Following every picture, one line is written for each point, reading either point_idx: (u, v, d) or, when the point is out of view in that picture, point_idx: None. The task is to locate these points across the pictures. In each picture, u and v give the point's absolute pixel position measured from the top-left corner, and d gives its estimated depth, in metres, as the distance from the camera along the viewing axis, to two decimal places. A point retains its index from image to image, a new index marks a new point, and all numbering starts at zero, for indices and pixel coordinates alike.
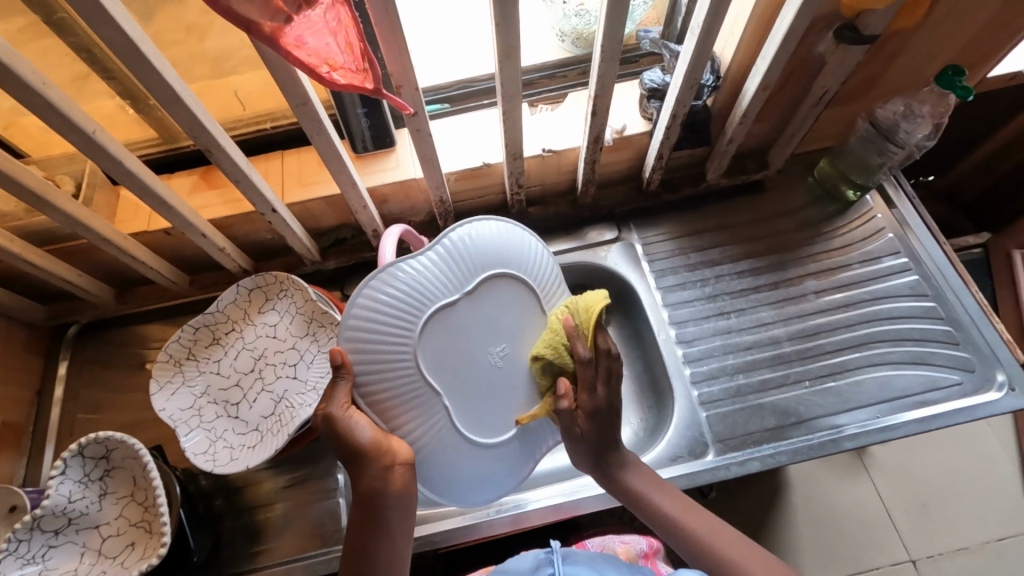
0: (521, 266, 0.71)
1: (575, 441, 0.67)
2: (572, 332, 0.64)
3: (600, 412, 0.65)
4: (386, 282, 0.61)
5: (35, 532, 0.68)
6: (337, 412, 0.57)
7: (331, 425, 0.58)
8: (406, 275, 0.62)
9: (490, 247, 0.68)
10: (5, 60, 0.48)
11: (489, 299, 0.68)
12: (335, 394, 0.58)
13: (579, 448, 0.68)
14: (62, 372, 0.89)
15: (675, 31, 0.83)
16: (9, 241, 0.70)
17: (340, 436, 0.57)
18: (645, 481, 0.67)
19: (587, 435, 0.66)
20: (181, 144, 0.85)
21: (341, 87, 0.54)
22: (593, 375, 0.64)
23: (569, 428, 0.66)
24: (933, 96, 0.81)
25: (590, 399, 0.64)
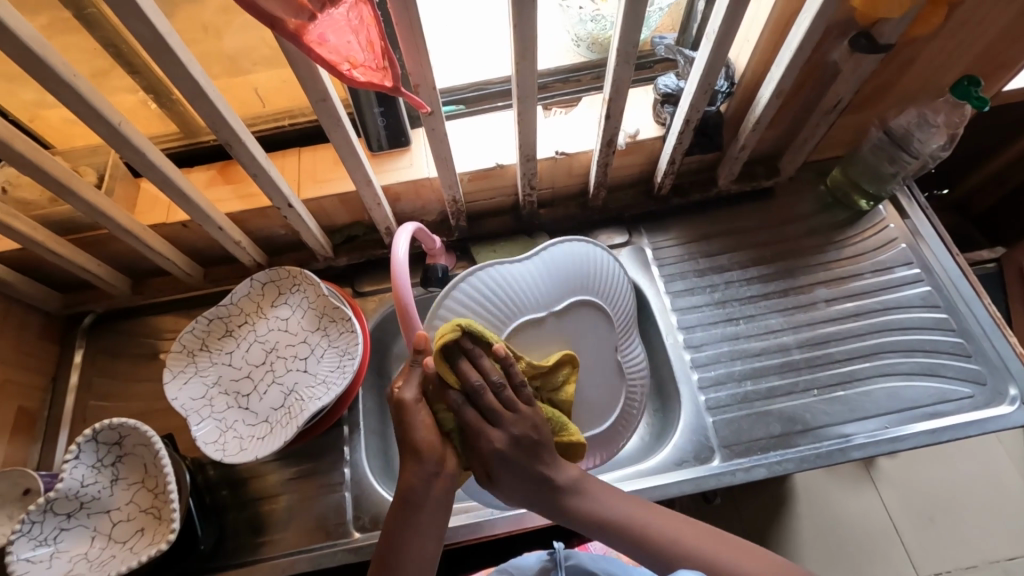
0: (605, 295, 0.76)
1: (497, 487, 0.62)
2: (438, 387, 0.59)
3: (504, 455, 0.60)
4: (480, 285, 0.68)
5: (48, 514, 0.69)
6: (413, 401, 0.59)
7: (403, 412, 0.59)
8: (497, 283, 0.69)
9: (580, 270, 0.74)
10: (36, 50, 0.49)
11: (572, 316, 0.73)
12: (412, 380, 0.60)
13: (504, 493, 0.62)
14: (77, 360, 0.91)
15: (689, 39, 0.84)
16: (32, 229, 0.72)
17: (408, 423, 0.58)
18: (592, 492, 0.63)
19: (504, 481, 0.61)
20: (200, 139, 0.87)
21: (360, 84, 0.55)
22: (473, 420, 0.59)
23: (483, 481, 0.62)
24: (947, 107, 0.80)
25: (486, 447, 0.59)
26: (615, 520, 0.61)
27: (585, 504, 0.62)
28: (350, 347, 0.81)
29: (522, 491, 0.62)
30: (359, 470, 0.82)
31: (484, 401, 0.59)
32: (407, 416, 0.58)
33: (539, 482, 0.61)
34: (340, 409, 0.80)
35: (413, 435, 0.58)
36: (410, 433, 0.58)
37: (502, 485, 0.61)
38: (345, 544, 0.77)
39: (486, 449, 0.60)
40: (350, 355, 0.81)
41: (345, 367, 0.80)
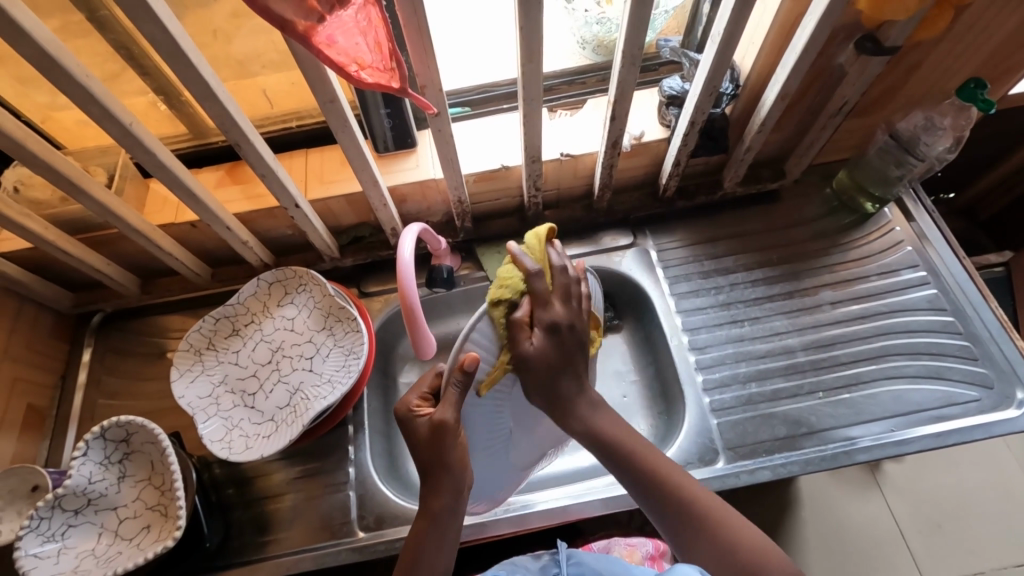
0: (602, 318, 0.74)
1: (530, 368, 0.61)
2: (519, 254, 0.62)
3: (558, 328, 0.62)
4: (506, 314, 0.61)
5: (57, 511, 0.70)
6: (452, 422, 0.59)
7: (441, 434, 0.59)
8: None
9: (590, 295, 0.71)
10: (50, 51, 0.50)
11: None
12: (449, 402, 0.58)
13: (535, 377, 0.62)
14: (86, 358, 0.92)
15: (695, 41, 0.84)
16: (44, 228, 0.73)
17: (444, 444, 0.59)
18: (607, 425, 0.66)
19: (546, 357, 0.61)
20: (209, 140, 0.88)
21: (368, 86, 0.56)
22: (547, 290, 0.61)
23: (523, 351, 0.60)
24: (953, 109, 0.81)
25: (547, 313, 0.61)
26: (630, 456, 0.65)
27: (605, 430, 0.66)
28: (356, 346, 0.82)
29: (543, 385, 0.63)
30: (364, 470, 0.82)
31: (560, 283, 0.63)
32: (446, 438, 0.59)
33: (555, 395, 0.64)
34: (345, 409, 0.81)
35: (447, 455, 0.59)
36: (443, 453, 0.59)
37: (542, 360, 0.61)
38: (350, 543, 0.77)
39: (544, 317, 0.61)
40: (355, 355, 0.82)
41: (350, 367, 0.81)
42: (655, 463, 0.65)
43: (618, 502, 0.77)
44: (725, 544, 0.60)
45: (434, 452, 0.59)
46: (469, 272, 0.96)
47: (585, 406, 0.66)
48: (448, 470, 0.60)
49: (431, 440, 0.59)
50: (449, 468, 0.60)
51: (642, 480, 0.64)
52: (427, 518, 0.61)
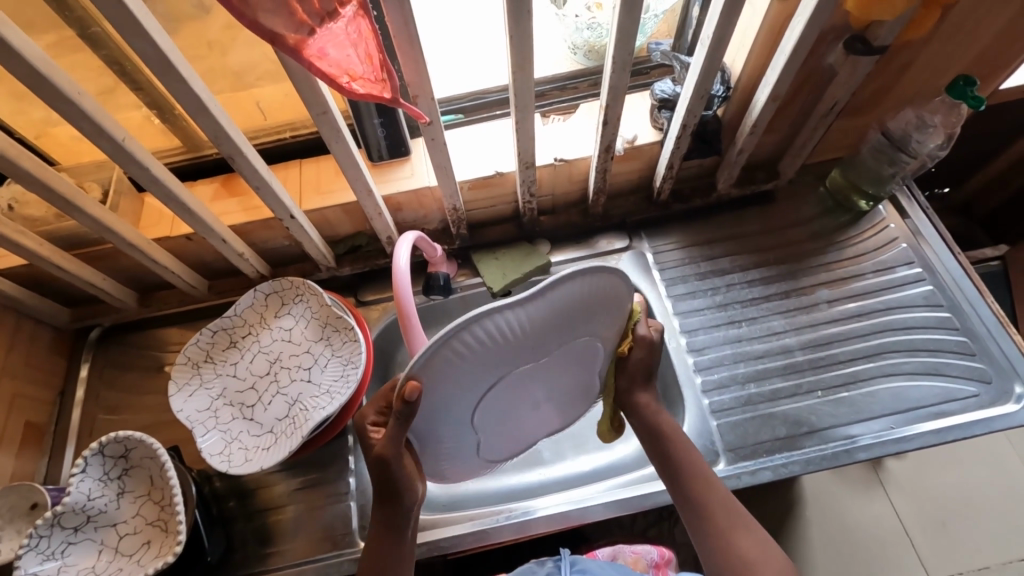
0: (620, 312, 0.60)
1: (641, 351, 0.67)
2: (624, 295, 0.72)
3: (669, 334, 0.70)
4: (467, 338, 0.51)
5: (56, 529, 0.70)
6: (394, 455, 0.58)
7: (384, 463, 0.59)
8: (493, 331, 0.52)
9: (602, 297, 0.56)
10: (41, 70, 0.50)
11: (569, 355, 0.61)
12: (390, 436, 0.57)
13: (640, 360, 0.68)
14: (84, 374, 0.92)
15: (685, 44, 0.84)
16: (39, 244, 0.73)
17: (392, 471, 0.60)
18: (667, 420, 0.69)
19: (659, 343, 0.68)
20: (204, 153, 0.88)
21: (360, 96, 0.56)
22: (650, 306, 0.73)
23: (650, 338, 0.67)
24: (944, 107, 0.81)
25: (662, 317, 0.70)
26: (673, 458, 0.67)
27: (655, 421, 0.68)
28: (353, 356, 0.81)
29: (641, 368, 0.68)
30: (364, 480, 0.82)
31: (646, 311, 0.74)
32: (389, 468, 0.59)
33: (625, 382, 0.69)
34: (345, 419, 0.80)
35: (398, 481, 0.61)
36: (394, 481, 0.60)
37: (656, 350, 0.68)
38: (352, 554, 0.77)
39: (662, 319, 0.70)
40: (353, 364, 0.81)
41: (348, 377, 0.80)
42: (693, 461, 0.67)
43: (621, 505, 0.76)
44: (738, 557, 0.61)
45: (384, 479, 0.60)
46: (466, 279, 0.96)
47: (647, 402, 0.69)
48: (402, 498, 0.62)
49: (374, 468, 0.59)
50: (400, 493, 0.61)
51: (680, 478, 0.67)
52: (385, 539, 0.63)
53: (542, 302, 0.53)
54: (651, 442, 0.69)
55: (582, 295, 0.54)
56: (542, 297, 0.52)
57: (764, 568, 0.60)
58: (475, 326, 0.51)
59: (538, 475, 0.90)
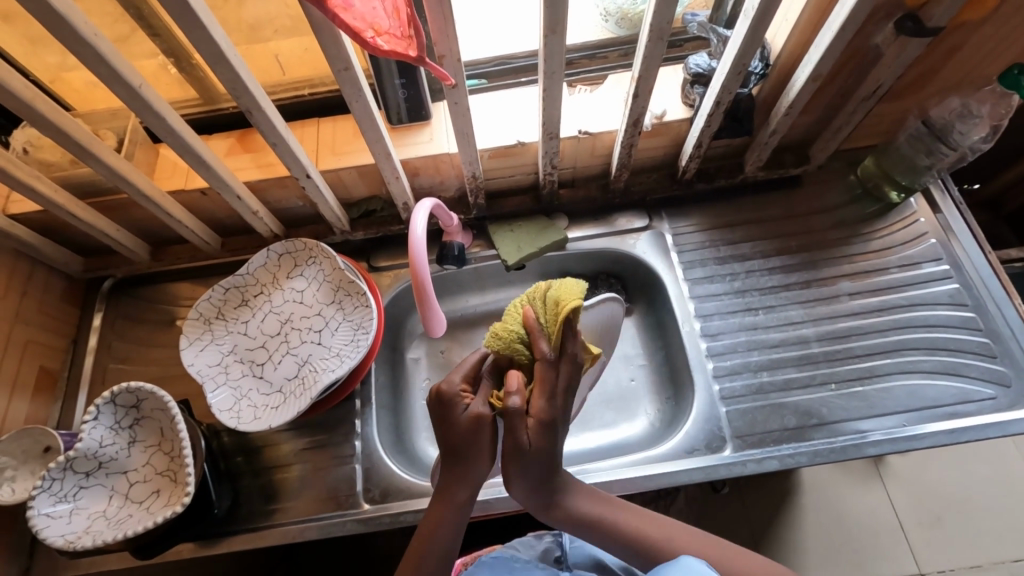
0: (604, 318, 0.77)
1: (513, 458, 0.56)
2: (534, 330, 0.57)
3: (556, 424, 0.56)
4: None
5: (68, 472, 0.71)
6: (489, 417, 0.59)
7: (477, 427, 0.58)
8: None
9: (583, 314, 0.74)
10: (58, 9, 0.48)
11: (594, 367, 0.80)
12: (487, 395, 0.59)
13: (511, 466, 0.56)
14: (96, 323, 0.92)
15: (724, 16, 0.80)
16: (54, 191, 0.72)
17: (479, 437, 0.58)
18: (592, 506, 0.62)
19: (525, 451, 0.55)
20: (220, 106, 0.86)
21: (384, 52, 0.53)
22: (554, 378, 0.56)
23: (516, 443, 0.54)
24: (994, 97, 0.77)
25: (544, 410, 0.55)
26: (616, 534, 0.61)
27: (582, 505, 0.62)
28: (364, 321, 0.81)
29: (529, 472, 0.57)
30: (370, 444, 0.83)
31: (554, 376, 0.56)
32: (482, 433, 0.58)
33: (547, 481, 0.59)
34: (353, 383, 0.81)
35: (480, 448, 0.59)
36: (477, 446, 0.59)
37: (530, 455, 0.56)
38: (355, 515, 0.78)
39: (540, 414, 0.55)
40: (364, 329, 0.81)
41: (359, 342, 0.80)
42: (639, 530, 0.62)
43: (623, 485, 0.77)
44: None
45: (467, 446, 0.59)
46: (480, 250, 0.94)
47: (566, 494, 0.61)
48: (471, 463, 0.59)
49: (467, 433, 0.58)
50: (476, 459, 0.59)
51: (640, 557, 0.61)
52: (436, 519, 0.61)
53: None
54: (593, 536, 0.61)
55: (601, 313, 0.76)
56: None
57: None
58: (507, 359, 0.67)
59: None
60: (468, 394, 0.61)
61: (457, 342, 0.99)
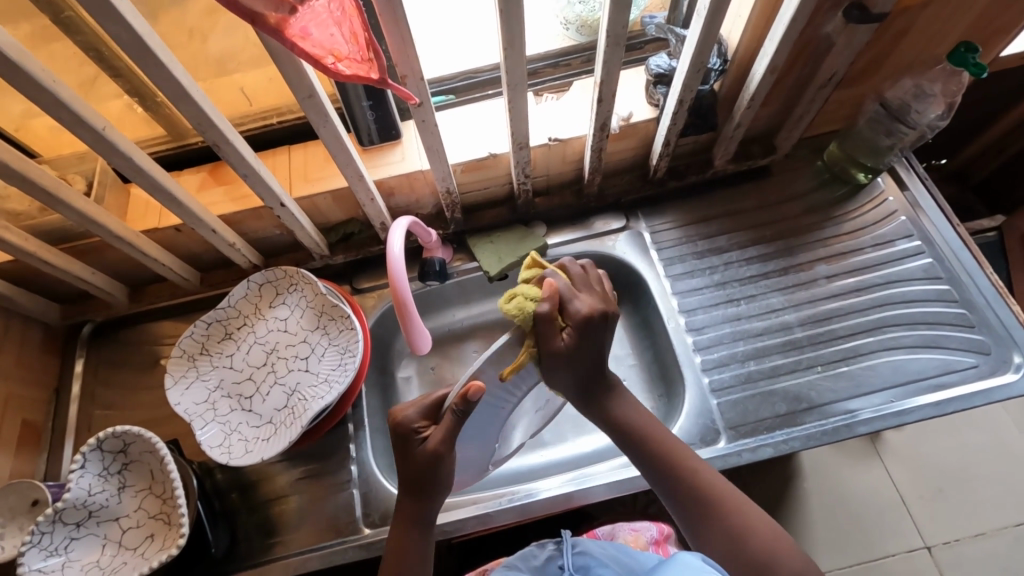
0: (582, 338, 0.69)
1: (559, 363, 0.62)
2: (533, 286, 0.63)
3: (590, 327, 0.63)
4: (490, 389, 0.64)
5: (57, 525, 0.69)
6: (446, 451, 0.62)
7: (437, 460, 0.62)
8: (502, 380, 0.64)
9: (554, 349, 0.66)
10: (13, 58, 0.48)
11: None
12: (443, 433, 0.62)
13: (559, 369, 0.64)
14: (78, 370, 0.91)
15: (680, 16, 0.82)
16: (23, 239, 0.71)
17: (439, 468, 0.63)
18: (631, 415, 0.69)
19: (574, 349, 0.63)
20: (188, 141, 0.86)
21: (346, 77, 0.54)
22: (580, 297, 0.64)
23: (559, 349, 0.61)
24: (944, 75, 0.80)
25: (576, 315, 0.62)
26: (643, 440, 0.67)
27: (618, 410, 0.68)
28: (350, 344, 0.80)
29: (575, 370, 0.65)
30: (366, 468, 0.82)
31: (572, 302, 0.63)
32: (438, 465, 0.62)
33: (593, 371, 0.66)
34: (344, 408, 0.80)
35: (439, 478, 0.63)
36: (436, 480, 0.63)
37: (569, 356, 0.62)
38: (356, 541, 0.77)
39: (575, 316, 0.63)
40: (351, 353, 0.80)
41: (346, 366, 0.80)
42: (667, 445, 0.67)
43: (621, 486, 0.76)
44: (731, 527, 0.63)
45: (427, 475, 0.63)
46: (462, 263, 0.95)
47: (607, 395, 0.69)
48: (433, 496, 0.65)
49: (423, 465, 0.62)
50: (437, 488, 0.65)
51: (659, 466, 0.67)
52: (409, 531, 0.66)
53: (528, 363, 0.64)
54: (619, 435, 0.68)
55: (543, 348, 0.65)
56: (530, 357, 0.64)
57: (757, 538, 0.62)
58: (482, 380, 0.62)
59: (539, 458, 0.90)
60: (427, 425, 0.64)
61: (448, 357, 0.99)
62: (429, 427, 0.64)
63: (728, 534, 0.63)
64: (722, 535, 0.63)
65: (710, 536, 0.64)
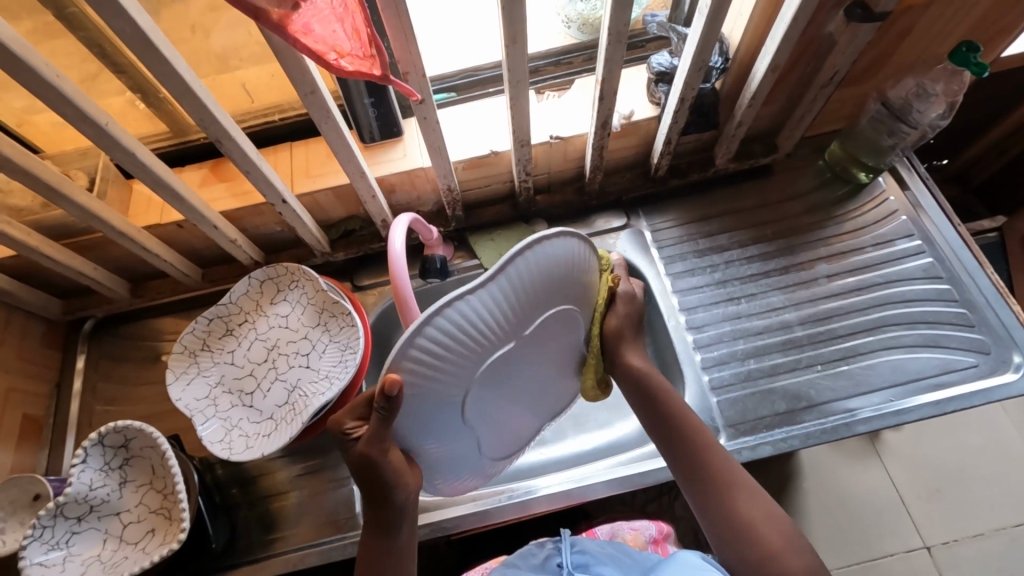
0: (579, 280, 0.58)
1: (631, 306, 0.67)
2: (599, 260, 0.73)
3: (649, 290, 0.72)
4: (448, 333, 0.50)
5: (59, 519, 0.70)
6: (375, 454, 0.53)
7: (371, 465, 0.54)
8: (469, 323, 0.50)
9: (555, 273, 0.54)
10: (17, 52, 0.48)
11: (549, 327, 0.59)
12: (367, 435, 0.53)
13: (628, 316, 0.67)
14: (80, 365, 0.91)
15: (682, 15, 0.82)
16: (26, 235, 0.72)
17: (378, 470, 0.54)
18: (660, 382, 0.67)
19: (639, 300, 0.69)
20: (191, 138, 0.86)
21: (348, 74, 0.55)
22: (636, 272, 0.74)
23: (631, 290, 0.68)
24: (946, 74, 0.80)
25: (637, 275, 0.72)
26: (663, 412, 0.66)
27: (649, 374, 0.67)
28: (351, 340, 0.80)
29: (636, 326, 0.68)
30: None
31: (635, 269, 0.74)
32: (373, 469, 0.54)
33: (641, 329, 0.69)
34: None
35: (386, 481, 0.55)
36: (382, 480, 0.55)
37: (639, 302, 0.68)
38: (355, 537, 0.77)
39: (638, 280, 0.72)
40: (352, 350, 0.80)
41: (347, 362, 0.79)
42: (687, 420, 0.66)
43: (621, 483, 0.77)
44: (735, 512, 0.61)
45: (371, 480, 0.55)
46: (462, 261, 0.95)
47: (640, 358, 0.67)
48: (391, 503, 0.57)
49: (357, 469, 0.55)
50: (389, 492, 0.56)
51: (676, 438, 0.66)
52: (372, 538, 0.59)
53: (506, 289, 0.51)
54: (639, 400, 0.67)
55: (544, 270, 0.53)
56: (510, 280, 0.51)
57: (761, 527, 0.60)
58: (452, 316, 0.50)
59: (539, 456, 0.90)
60: (360, 425, 0.58)
61: None
62: (362, 427, 0.58)
63: (732, 517, 0.61)
64: (726, 517, 0.61)
65: (715, 516, 0.62)
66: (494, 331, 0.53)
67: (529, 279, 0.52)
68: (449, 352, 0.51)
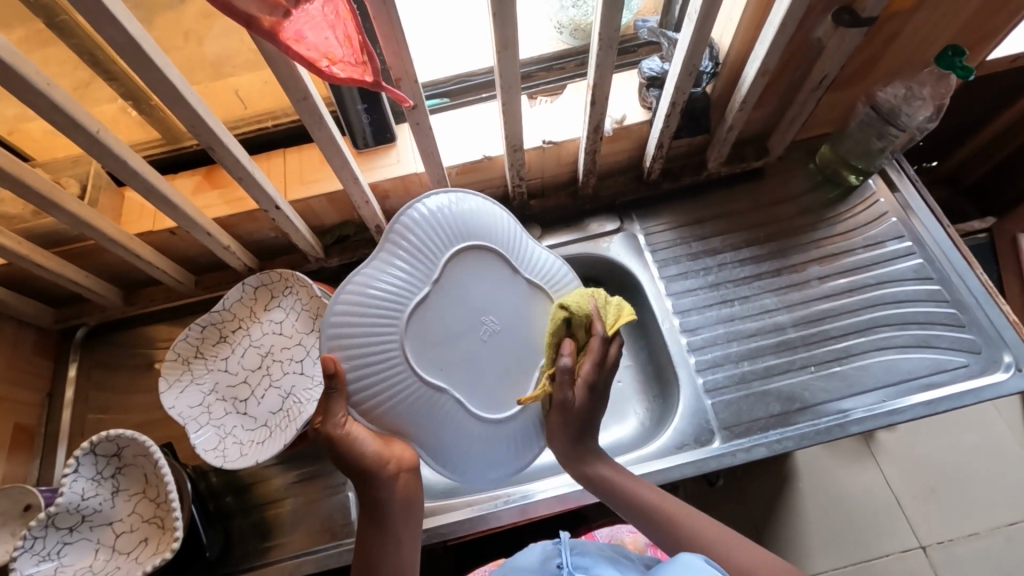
0: (463, 230, 0.71)
1: (564, 416, 0.63)
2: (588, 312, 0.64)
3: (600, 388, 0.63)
4: (367, 298, 0.64)
5: (50, 530, 0.69)
6: (336, 429, 0.59)
7: (337, 443, 0.59)
8: (377, 287, 0.65)
9: (435, 228, 0.70)
10: (8, 60, 0.48)
11: (458, 280, 0.71)
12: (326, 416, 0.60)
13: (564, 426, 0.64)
14: (72, 374, 0.91)
15: (672, 21, 0.83)
16: (17, 243, 0.71)
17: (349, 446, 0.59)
18: (615, 472, 0.65)
19: (579, 405, 0.63)
20: (183, 144, 0.86)
21: (341, 80, 0.55)
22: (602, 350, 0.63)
23: (564, 401, 0.62)
24: (933, 79, 0.82)
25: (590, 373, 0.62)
26: (628, 496, 0.63)
27: (603, 467, 0.65)
28: None
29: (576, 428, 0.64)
30: None
31: (602, 350, 0.63)
32: (341, 446, 0.59)
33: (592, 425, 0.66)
34: None
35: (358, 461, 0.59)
36: (350, 456, 0.59)
37: (574, 411, 0.63)
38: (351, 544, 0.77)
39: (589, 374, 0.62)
40: None
41: None
42: (653, 499, 0.63)
43: None
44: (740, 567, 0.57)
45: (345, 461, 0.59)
46: None
47: (592, 455, 0.66)
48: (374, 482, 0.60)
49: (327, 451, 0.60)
50: (369, 471, 0.60)
51: (650, 521, 0.62)
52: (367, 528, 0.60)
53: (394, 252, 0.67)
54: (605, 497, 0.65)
55: (418, 228, 0.69)
56: (393, 246, 0.67)
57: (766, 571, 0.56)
58: (354, 286, 0.64)
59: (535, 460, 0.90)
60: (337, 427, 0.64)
61: None
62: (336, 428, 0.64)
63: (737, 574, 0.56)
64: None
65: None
66: (401, 289, 0.67)
67: (407, 240, 0.68)
68: (370, 310, 0.64)
